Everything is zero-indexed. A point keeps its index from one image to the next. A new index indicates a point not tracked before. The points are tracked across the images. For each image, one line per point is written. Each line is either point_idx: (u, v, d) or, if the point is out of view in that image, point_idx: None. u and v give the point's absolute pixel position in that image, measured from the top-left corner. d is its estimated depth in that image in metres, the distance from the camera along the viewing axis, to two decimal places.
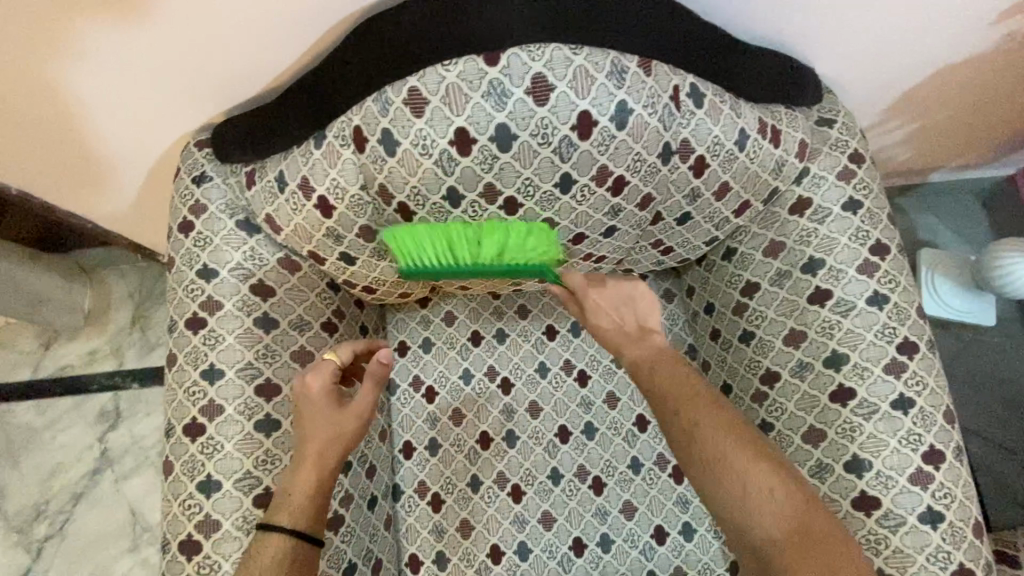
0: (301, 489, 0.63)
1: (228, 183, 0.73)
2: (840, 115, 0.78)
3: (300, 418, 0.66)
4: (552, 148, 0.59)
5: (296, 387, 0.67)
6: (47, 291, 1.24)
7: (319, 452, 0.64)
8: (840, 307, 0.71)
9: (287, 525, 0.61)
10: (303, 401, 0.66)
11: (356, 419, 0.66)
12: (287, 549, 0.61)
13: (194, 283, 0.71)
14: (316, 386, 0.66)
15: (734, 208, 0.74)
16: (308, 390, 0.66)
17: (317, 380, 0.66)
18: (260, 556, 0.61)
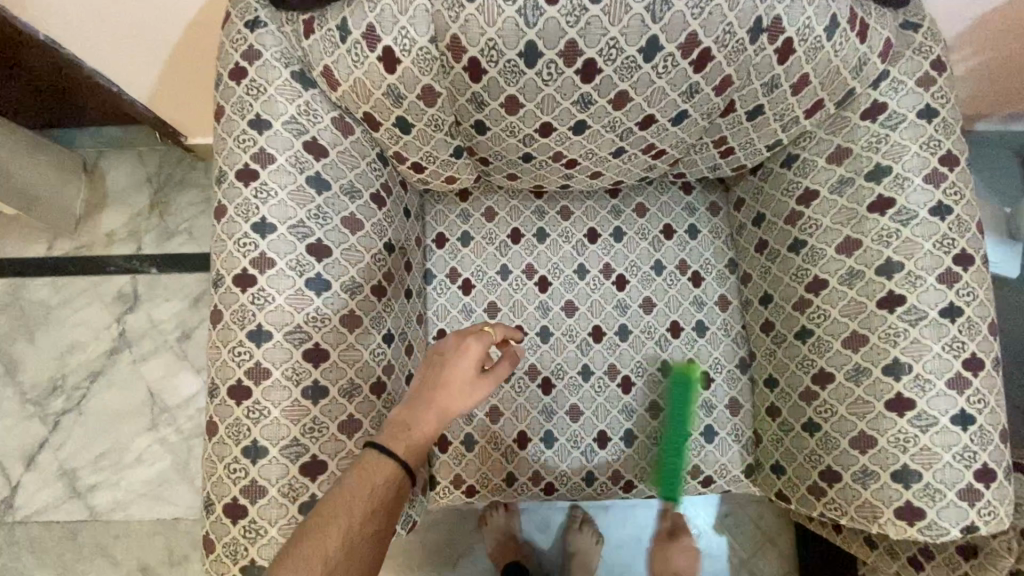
0: (417, 433, 0.64)
1: (283, 32, 0.68)
2: (926, 20, 0.74)
3: (442, 370, 0.65)
4: (645, 4, 0.56)
5: (451, 343, 0.67)
6: (29, 183, 1.17)
7: (445, 402, 0.64)
8: (901, 216, 0.70)
9: (401, 458, 0.62)
10: (451, 358, 0.66)
11: (488, 388, 0.67)
12: (395, 480, 0.62)
13: (245, 133, 0.68)
14: (475, 352, 0.66)
15: (807, 107, 0.72)
16: (465, 351, 0.66)
17: (475, 347, 0.66)
18: (367, 474, 0.61)
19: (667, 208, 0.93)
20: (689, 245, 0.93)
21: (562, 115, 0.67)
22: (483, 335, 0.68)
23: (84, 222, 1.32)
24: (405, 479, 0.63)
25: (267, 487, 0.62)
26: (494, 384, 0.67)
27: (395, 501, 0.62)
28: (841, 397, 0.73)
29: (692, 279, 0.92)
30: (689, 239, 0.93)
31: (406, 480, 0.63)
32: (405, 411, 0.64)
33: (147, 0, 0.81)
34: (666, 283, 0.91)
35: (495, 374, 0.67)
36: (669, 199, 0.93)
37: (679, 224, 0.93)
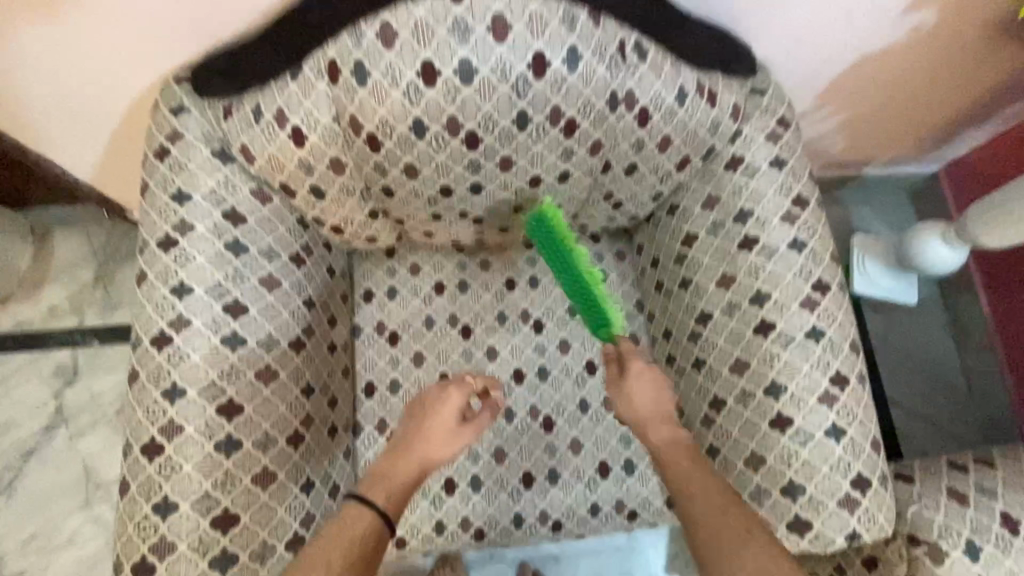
0: (398, 478, 0.71)
1: (205, 115, 0.76)
2: (771, 86, 0.86)
3: (426, 419, 0.74)
4: (510, 85, 0.66)
5: (433, 394, 0.76)
6: None
7: (426, 449, 0.72)
8: (764, 252, 0.79)
9: (382, 506, 0.68)
10: (434, 408, 0.75)
11: (466, 436, 0.75)
12: (374, 529, 0.67)
13: (168, 206, 0.74)
14: (454, 402, 0.75)
15: (676, 162, 0.82)
16: (447, 401, 0.75)
17: (456, 397, 0.75)
18: (348, 524, 0.66)
19: None
20: None
21: (458, 178, 0.76)
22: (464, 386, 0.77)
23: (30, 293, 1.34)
24: (385, 528, 0.68)
25: (175, 543, 0.66)
26: (473, 432, 0.75)
27: (375, 550, 0.66)
28: (734, 420, 0.79)
29: None
30: None
31: (386, 529, 0.68)
32: (388, 461, 0.72)
33: (85, 88, 0.87)
34: (580, 326, 0.98)
35: (474, 422, 0.75)
36: None
37: None
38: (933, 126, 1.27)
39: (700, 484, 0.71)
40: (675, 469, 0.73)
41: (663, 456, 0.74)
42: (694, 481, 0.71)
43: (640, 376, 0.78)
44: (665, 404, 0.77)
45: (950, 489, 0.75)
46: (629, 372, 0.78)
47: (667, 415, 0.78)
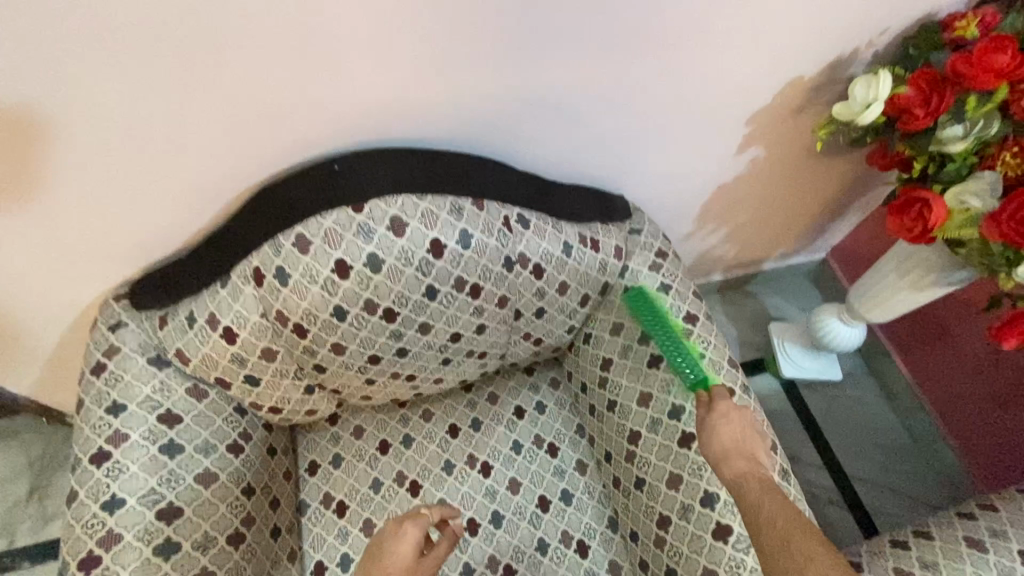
0: None
1: (142, 327, 0.82)
2: (646, 225, 1.00)
3: (382, 559, 0.72)
4: (414, 267, 0.76)
5: (390, 529, 0.75)
6: None
7: None
8: (670, 367, 0.88)
9: None
10: (391, 548, 0.73)
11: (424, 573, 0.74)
12: None
13: (101, 419, 0.77)
14: (411, 538, 0.73)
15: (578, 300, 0.94)
16: (403, 538, 0.73)
17: (412, 532, 0.74)
18: None
19: (516, 391, 1.06)
20: (540, 419, 1.04)
21: (383, 348, 0.83)
22: (420, 520, 0.76)
23: None
24: None
25: None
26: (431, 568, 0.74)
27: None
28: (681, 536, 0.82)
29: (549, 451, 1.01)
30: (539, 414, 1.05)
31: None
32: None
33: (23, 315, 0.91)
34: (526, 462, 1.00)
35: (433, 559, 0.74)
36: (516, 383, 1.07)
37: (528, 403, 1.05)
38: (804, 223, 1.45)
39: (768, 496, 0.70)
40: (764, 505, 0.69)
41: (746, 490, 0.72)
42: (781, 515, 0.68)
43: (729, 414, 0.78)
44: (755, 446, 0.76)
45: (896, 570, 0.78)
46: (716, 412, 0.79)
47: (750, 451, 0.76)
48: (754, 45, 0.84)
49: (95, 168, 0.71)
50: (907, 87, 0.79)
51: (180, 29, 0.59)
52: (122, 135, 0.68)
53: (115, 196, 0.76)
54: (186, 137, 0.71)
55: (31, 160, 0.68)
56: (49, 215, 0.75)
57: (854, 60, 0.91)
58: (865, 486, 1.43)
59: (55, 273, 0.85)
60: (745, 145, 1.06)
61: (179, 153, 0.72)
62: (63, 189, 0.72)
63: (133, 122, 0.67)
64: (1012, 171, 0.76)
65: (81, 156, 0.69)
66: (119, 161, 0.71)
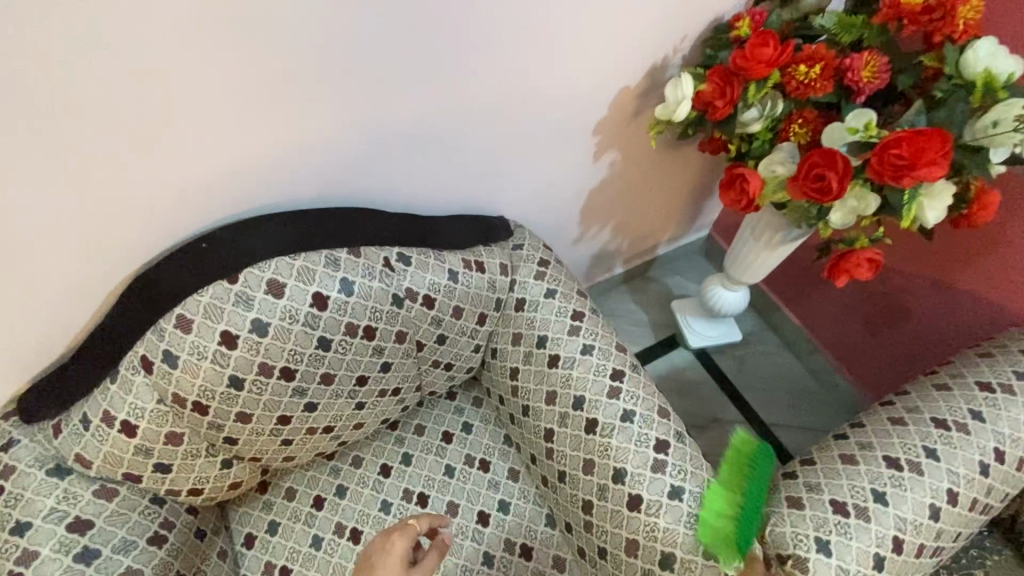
0: None
1: (35, 440, 0.81)
2: (527, 238, 1.08)
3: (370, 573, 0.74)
4: (301, 323, 0.80)
5: (378, 543, 0.77)
6: None
7: None
8: (567, 363, 0.96)
9: None
10: (378, 560, 0.75)
11: None
12: None
13: (6, 543, 0.75)
14: (400, 547, 0.76)
15: (475, 320, 1.00)
16: (390, 549, 0.75)
17: (400, 543, 0.76)
18: None
19: (441, 417, 1.11)
20: (468, 439, 1.09)
21: (290, 406, 0.85)
22: (408, 530, 0.78)
23: None
24: None
25: None
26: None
27: None
28: (603, 515, 0.89)
29: (481, 466, 1.06)
30: (466, 434, 1.09)
31: None
32: None
33: None
34: (461, 483, 1.04)
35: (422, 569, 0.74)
36: (440, 410, 1.11)
37: (454, 426, 1.10)
38: (682, 206, 1.59)
39: None
40: None
41: None
42: None
43: None
44: None
45: (789, 499, 0.88)
46: None
47: None
48: (577, 67, 0.95)
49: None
50: (706, 84, 0.91)
51: (15, 147, 0.62)
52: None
53: None
54: (46, 243, 0.72)
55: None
56: None
57: (668, 65, 1.04)
58: (785, 430, 1.57)
59: None
60: (601, 151, 1.18)
61: (42, 260, 0.73)
62: None
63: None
64: (802, 139, 0.91)
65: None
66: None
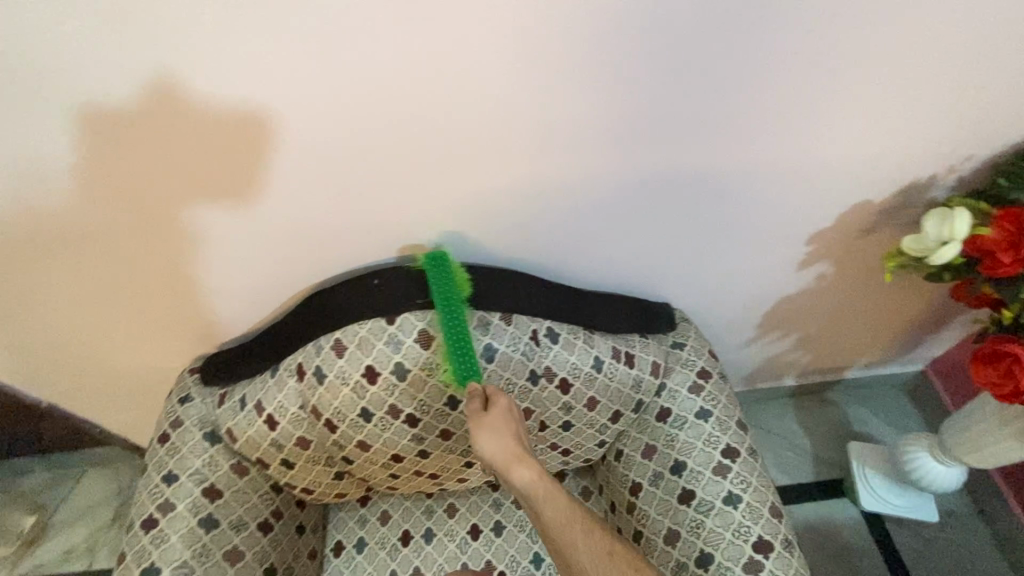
0: None
1: (205, 401, 0.92)
2: (690, 338, 0.96)
3: None
4: (437, 378, 0.80)
5: None
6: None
7: None
8: (702, 507, 0.81)
9: None
10: None
11: None
12: None
13: (157, 486, 0.85)
14: None
15: (609, 416, 0.90)
16: None
17: None
18: None
19: None
20: None
21: (406, 448, 0.86)
22: None
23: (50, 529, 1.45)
24: None
25: None
26: None
27: None
28: None
29: None
30: None
31: None
32: None
33: (120, 374, 1.05)
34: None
35: None
36: None
37: None
38: (893, 335, 1.30)
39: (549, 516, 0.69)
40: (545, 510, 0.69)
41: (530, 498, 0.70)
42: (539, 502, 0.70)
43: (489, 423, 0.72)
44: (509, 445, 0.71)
45: None
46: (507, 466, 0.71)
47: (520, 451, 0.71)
48: (811, 168, 0.81)
49: (166, 267, 0.81)
50: (991, 228, 0.70)
51: (185, 173, 0.68)
52: (156, 252, 0.78)
53: (194, 286, 0.85)
54: (212, 252, 0.79)
55: (131, 259, 0.79)
56: (143, 299, 0.87)
57: (932, 184, 0.84)
58: None
59: (148, 342, 0.97)
60: (809, 262, 0.99)
61: (205, 265, 0.82)
62: (154, 280, 0.83)
63: (163, 242, 0.77)
64: None
65: (155, 259, 0.79)
66: (163, 270, 0.82)
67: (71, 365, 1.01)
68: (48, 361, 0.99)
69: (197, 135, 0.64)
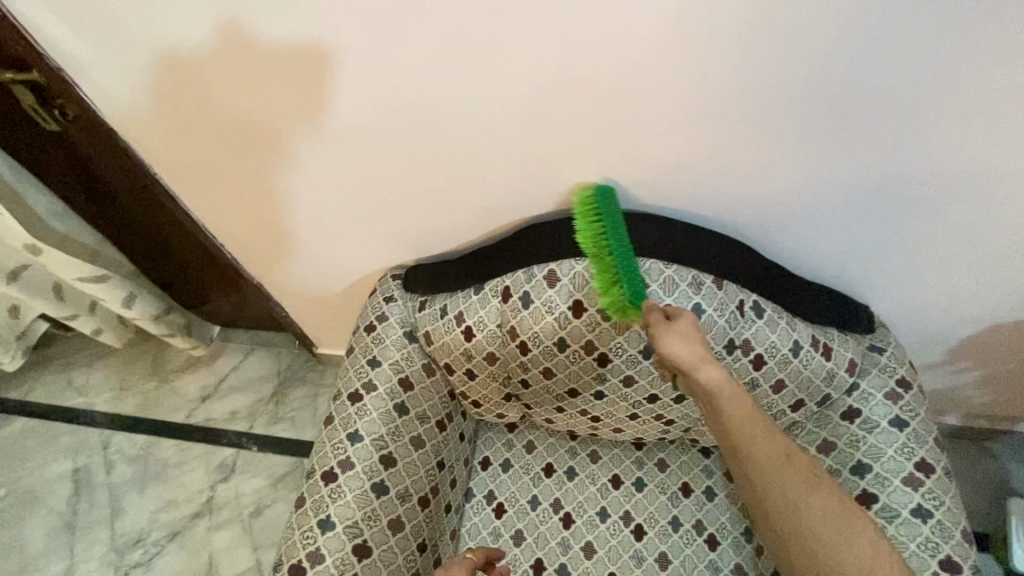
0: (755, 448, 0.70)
1: (407, 304, 1.01)
2: (890, 345, 0.91)
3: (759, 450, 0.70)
4: (640, 325, 0.83)
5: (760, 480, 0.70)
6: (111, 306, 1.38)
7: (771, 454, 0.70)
8: (885, 513, 0.78)
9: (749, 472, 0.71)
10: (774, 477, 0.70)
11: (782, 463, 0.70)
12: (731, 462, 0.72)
13: (363, 367, 0.96)
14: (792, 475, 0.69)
15: (790, 402, 0.88)
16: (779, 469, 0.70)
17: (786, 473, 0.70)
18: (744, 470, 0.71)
19: (687, 466, 1.04)
20: (706, 506, 1.00)
21: (585, 384, 0.91)
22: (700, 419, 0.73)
23: (221, 390, 1.68)
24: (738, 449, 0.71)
25: None
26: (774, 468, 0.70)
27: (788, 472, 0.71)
28: None
29: (708, 541, 0.98)
30: (706, 500, 1.01)
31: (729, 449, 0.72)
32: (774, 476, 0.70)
33: (325, 269, 1.16)
34: (681, 542, 0.98)
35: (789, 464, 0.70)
36: (689, 458, 1.05)
37: (697, 483, 1.02)
38: None
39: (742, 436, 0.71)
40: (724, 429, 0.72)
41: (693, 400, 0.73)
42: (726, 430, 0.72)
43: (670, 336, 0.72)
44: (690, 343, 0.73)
45: None
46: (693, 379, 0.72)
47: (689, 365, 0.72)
48: None
49: (410, 175, 0.86)
50: None
51: (408, 101, 0.74)
52: (364, 167, 0.87)
53: (424, 200, 0.91)
54: (410, 176, 0.86)
55: (383, 162, 0.85)
56: (377, 203, 0.94)
57: None
58: None
59: (362, 245, 1.06)
60: None
61: (401, 187, 0.89)
62: (394, 186, 0.89)
63: (370, 160, 0.85)
64: None
65: (404, 165, 0.84)
66: (405, 176, 0.87)
67: (288, 253, 1.13)
68: (274, 245, 1.12)
69: (449, 68, 0.69)
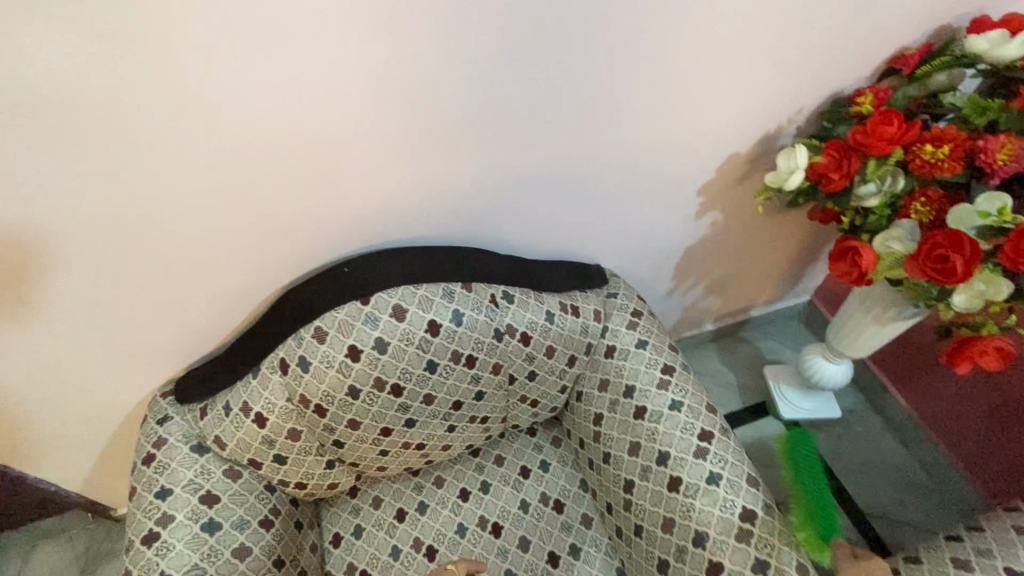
0: None
1: (184, 418, 0.93)
2: (622, 286, 1.11)
3: None
4: (415, 345, 0.90)
5: None
6: None
7: None
8: (654, 417, 0.97)
9: None
10: None
11: None
12: None
13: (151, 503, 0.87)
14: None
15: (565, 361, 1.03)
16: None
17: None
18: None
19: (521, 451, 1.14)
20: (545, 477, 1.11)
21: (393, 419, 0.95)
22: None
23: None
24: None
25: None
26: None
27: None
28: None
29: (555, 506, 1.08)
30: (543, 472, 1.12)
31: None
32: None
33: (88, 410, 1.03)
34: (535, 519, 1.07)
35: None
36: (520, 444, 1.15)
37: (532, 463, 1.13)
38: (780, 271, 1.56)
39: None
40: None
41: None
42: None
43: None
44: None
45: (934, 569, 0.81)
46: None
47: None
48: (693, 132, 0.99)
49: (148, 277, 0.84)
50: (821, 157, 0.94)
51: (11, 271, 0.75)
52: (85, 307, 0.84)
53: (172, 297, 0.89)
54: (145, 298, 0.87)
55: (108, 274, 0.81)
56: (122, 318, 0.89)
57: (780, 134, 1.07)
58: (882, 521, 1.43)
59: (123, 367, 0.97)
60: (704, 211, 1.20)
61: (49, 341, 0.87)
62: (135, 293, 0.86)
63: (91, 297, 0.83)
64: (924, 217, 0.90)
65: (141, 267, 0.82)
66: (143, 282, 0.84)
67: (29, 411, 0.98)
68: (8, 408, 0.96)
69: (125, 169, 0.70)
